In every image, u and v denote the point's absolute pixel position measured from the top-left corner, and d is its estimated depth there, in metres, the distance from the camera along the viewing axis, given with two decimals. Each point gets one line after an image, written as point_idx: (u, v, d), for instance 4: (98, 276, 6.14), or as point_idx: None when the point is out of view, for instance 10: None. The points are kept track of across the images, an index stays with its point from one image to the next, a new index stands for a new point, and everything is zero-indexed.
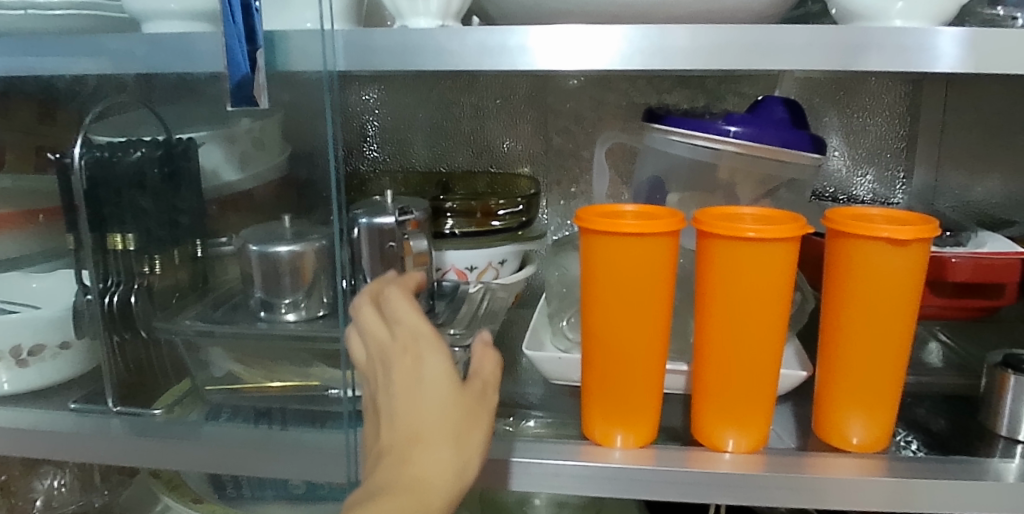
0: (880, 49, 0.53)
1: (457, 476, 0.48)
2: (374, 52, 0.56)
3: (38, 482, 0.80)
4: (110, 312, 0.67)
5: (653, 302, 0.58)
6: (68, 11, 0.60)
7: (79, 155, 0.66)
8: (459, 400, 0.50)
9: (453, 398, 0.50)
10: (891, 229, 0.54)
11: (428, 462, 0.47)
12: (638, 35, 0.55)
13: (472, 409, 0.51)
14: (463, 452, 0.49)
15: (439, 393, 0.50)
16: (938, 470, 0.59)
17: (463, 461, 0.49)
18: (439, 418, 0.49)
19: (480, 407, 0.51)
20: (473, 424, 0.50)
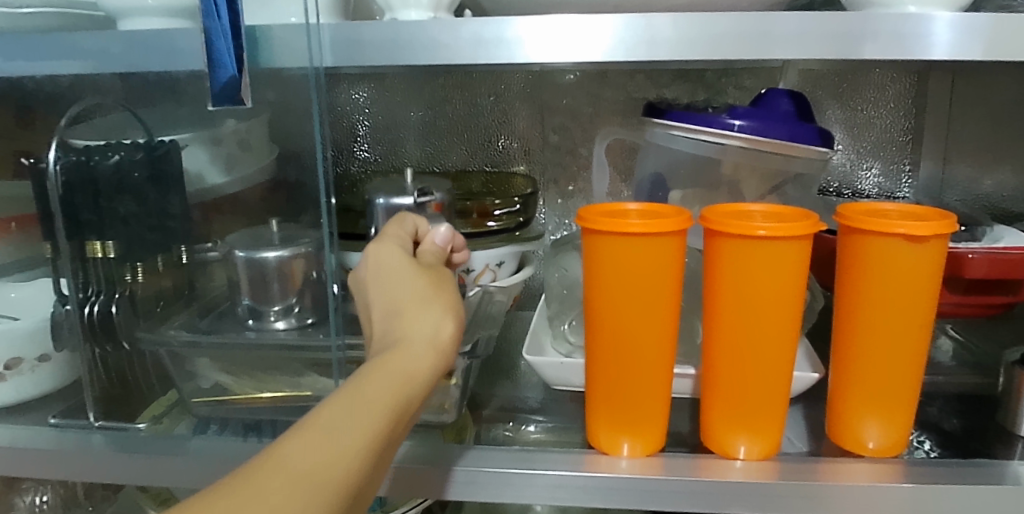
0: (894, 39, 0.51)
1: (448, 327, 0.49)
2: (363, 47, 0.54)
3: (20, 499, 0.77)
4: (89, 324, 0.64)
5: (660, 305, 0.55)
6: (42, 9, 0.57)
7: (54, 159, 0.63)
8: (424, 273, 0.53)
9: (420, 274, 0.53)
10: (908, 225, 0.52)
11: (412, 323, 0.49)
12: (641, 27, 0.52)
13: (442, 278, 0.53)
14: (447, 306, 0.51)
15: (406, 272, 0.53)
16: (959, 474, 0.57)
17: (447, 313, 0.50)
18: (409, 292, 0.51)
19: (446, 278, 0.54)
20: (444, 286, 0.53)
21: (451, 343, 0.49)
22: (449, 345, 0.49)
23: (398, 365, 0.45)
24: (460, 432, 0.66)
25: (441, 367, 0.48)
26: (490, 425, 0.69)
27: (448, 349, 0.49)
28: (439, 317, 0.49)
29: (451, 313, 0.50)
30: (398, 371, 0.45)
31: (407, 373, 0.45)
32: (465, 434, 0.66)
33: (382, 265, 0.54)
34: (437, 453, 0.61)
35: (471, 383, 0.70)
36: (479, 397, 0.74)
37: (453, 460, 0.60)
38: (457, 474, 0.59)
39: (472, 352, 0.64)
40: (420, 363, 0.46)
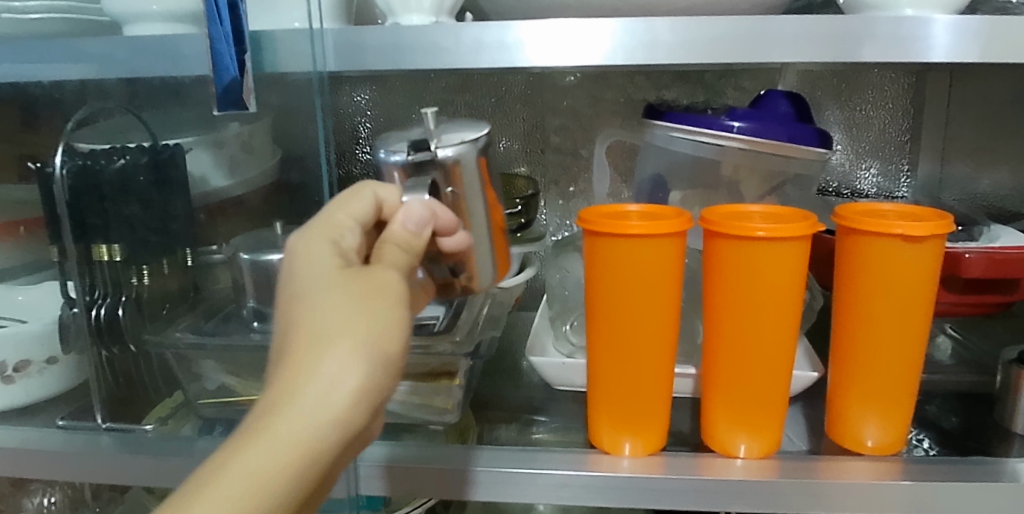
0: (891, 42, 0.51)
1: (374, 370, 0.38)
2: (366, 51, 0.54)
3: (28, 500, 0.78)
4: (96, 327, 0.65)
5: (661, 305, 0.56)
6: (46, 14, 0.58)
7: (61, 163, 0.63)
8: (353, 279, 0.40)
9: (351, 284, 0.40)
10: (905, 225, 0.52)
11: (320, 364, 0.37)
12: (640, 30, 0.53)
13: (386, 290, 0.40)
14: (357, 344, 0.38)
15: (331, 284, 0.40)
16: (956, 472, 0.58)
17: (357, 357, 0.38)
18: (324, 316, 0.39)
19: (387, 291, 0.40)
20: (374, 302, 0.39)
21: (375, 392, 0.39)
22: (373, 394, 0.38)
23: (274, 440, 0.35)
24: (463, 432, 0.67)
25: (353, 426, 0.38)
26: (492, 424, 0.69)
27: (348, 412, 0.37)
28: (353, 359, 0.38)
29: (362, 354, 0.38)
30: (280, 428, 0.36)
31: (291, 434, 0.36)
32: (468, 435, 0.67)
33: (317, 257, 0.42)
34: (441, 453, 0.62)
35: (473, 383, 0.71)
36: (482, 397, 0.75)
37: (457, 460, 0.60)
38: (460, 474, 0.59)
39: (475, 352, 0.65)
40: (316, 418, 0.36)
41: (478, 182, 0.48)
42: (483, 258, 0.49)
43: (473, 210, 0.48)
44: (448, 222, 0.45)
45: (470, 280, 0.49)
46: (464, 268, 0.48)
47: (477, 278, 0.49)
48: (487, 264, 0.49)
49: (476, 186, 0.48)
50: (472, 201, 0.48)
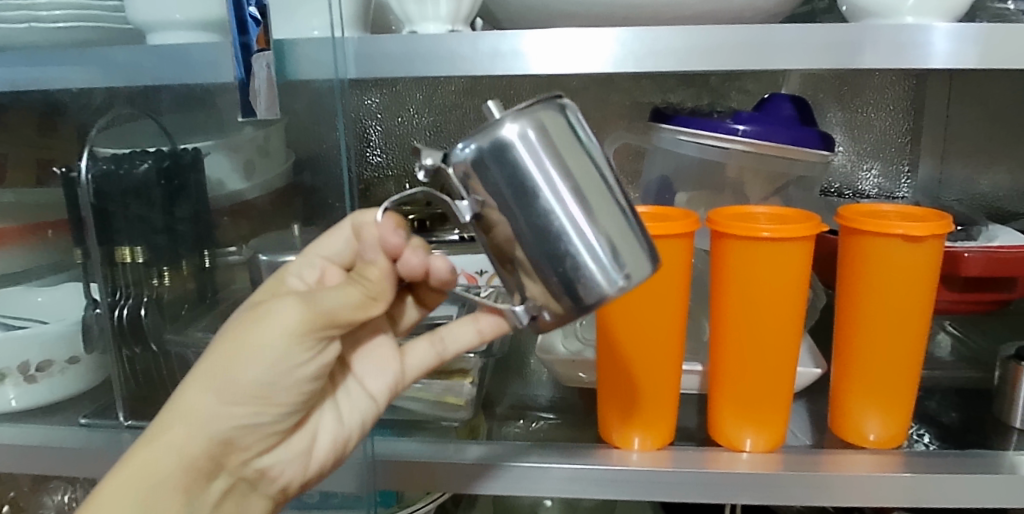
0: (892, 49, 0.53)
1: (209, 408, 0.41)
2: (383, 60, 0.56)
3: (49, 498, 0.80)
4: (118, 326, 0.67)
5: (669, 303, 0.58)
6: (70, 23, 0.59)
7: (85, 168, 0.65)
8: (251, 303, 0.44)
9: (243, 318, 0.42)
10: (906, 226, 0.54)
11: (185, 398, 0.41)
12: (649, 38, 0.54)
13: (261, 329, 0.41)
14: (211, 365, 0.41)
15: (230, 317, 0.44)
16: (956, 464, 0.59)
17: (213, 378, 0.41)
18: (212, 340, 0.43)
19: (265, 328, 0.40)
20: (242, 323, 0.41)
21: (218, 426, 0.41)
22: (208, 430, 0.41)
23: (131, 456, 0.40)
24: (473, 429, 0.68)
25: (193, 457, 0.41)
26: (502, 421, 0.71)
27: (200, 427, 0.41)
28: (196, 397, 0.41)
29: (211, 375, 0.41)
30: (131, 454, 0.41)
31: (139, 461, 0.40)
32: (478, 432, 0.68)
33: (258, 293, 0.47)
34: (455, 449, 0.63)
35: (484, 380, 0.72)
36: (492, 394, 0.77)
37: (471, 455, 0.62)
38: (474, 468, 0.61)
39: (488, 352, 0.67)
40: (159, 451, 0.40)
41: (581, 143, 0.39)
42: (625, 247, 0.39)
43: (578, 172, 0.38)
44: (395, 243, 0.42)
45: (599, 277, 0.38)
46: (589, 257, 0.38)
47: (606, 270, 0.38)
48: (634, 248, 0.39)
49: (580, 144, 0.39)
50: (575, 170, 0.38)
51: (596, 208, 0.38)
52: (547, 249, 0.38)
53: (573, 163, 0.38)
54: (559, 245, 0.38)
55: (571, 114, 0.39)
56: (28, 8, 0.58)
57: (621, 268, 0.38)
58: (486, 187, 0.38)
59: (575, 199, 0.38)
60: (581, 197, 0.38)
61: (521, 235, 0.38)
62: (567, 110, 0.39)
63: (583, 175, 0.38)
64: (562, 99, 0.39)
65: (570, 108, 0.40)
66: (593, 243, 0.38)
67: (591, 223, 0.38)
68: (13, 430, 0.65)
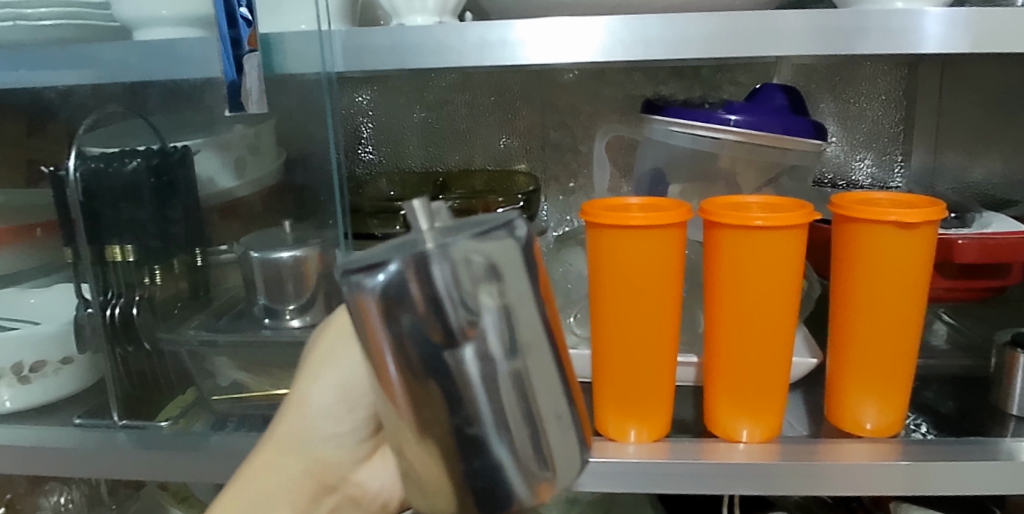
0: (882, 33, 0.53)
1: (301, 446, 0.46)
2: (372, 52, 0.55)
3: (44, 500, 0.78)
4: (111, 326, 0.64)
5: (663, 295, 0.57)
6: (57, 21, 0.58)
7: (73, 167, 0.62)
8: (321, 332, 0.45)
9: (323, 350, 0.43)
10: (899, 213, 0.54)
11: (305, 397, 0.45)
12: (638, 27, 0.54)
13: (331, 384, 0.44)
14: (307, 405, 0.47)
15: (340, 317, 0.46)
16: (952, 452, 0.59)
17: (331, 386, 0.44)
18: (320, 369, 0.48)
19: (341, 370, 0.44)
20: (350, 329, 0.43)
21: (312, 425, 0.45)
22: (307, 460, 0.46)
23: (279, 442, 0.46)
24: None
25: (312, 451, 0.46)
26: None
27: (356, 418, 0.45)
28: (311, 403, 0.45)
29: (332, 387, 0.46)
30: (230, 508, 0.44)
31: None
32: None
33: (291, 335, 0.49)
34: None
35: None
36: None
37: None
38: None
39: None
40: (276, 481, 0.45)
41: (529, 279, 0.32)
42: (554, 425, 0.33)
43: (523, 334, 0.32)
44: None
45: (520, 482, 0.33)
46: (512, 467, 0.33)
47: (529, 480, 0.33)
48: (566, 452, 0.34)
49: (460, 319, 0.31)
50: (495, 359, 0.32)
51: (531, 370, 0.32)
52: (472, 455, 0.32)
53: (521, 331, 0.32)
54: (483, 454, 0.32)
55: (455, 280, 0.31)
56: (13, 6, 0.57)
57: (546, 459, 0.33)
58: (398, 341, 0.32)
59: (475, 392, 0.32)
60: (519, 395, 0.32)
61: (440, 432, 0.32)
62: (428, 274, 0.30)
63: (527, 329, 0.32)
64: (427, 250, 0.31)
65: (466, 256, 0.31)
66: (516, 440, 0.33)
67: (521, 409, 0.32)
68: (6, 431, 0.65)
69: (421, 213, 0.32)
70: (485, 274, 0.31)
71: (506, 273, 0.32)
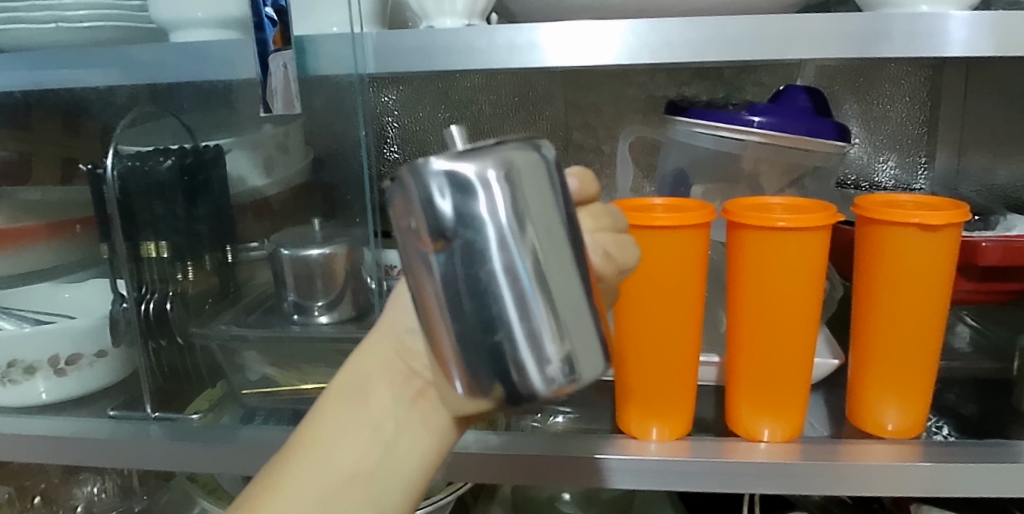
0: (908, 37, 0.53)
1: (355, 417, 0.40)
2: (402, 54, 0.56)
3: (78, 489, 0.81)
4: (145, 320, 0.66)
5: (686, 295, 0.58)
6: (96, 22, 0.60)
7: (112, 165, 0.64)
8: None
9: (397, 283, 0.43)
10: (922, 215, 0.54)
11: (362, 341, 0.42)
12: (664, 30, 0.55)
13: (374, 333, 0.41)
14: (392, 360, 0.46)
15: None
16: (974, 454, 0.59)
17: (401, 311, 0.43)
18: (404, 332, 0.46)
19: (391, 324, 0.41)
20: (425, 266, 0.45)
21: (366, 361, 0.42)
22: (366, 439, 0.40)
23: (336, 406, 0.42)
24: (491, 421, 0.68)
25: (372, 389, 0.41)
26: (519, 414, 0.71)
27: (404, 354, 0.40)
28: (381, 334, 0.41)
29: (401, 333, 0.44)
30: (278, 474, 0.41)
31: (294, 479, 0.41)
32: (496, 424, 0.68)
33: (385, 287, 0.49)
34: (474, 439, 0.64)
35: None
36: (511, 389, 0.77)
37: (491, 445, 0.63)
38: (495, 458, 0.62)
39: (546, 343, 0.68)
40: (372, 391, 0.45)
41: (552, 191, 0.34)
42: (575, 327, 0.34)
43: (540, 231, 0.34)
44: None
45: (539, 376, 0.33)
46: (534, 364, 0.33)
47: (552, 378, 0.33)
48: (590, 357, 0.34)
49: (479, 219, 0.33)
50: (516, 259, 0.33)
51: (549, 271, 0.34)
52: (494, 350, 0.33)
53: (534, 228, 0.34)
54: (506, 354, 0.33)
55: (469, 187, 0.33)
56: (54, 8, 0.59)
57: (568, 361, 0.34)
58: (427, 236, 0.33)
59: (496, 288, 0.33)
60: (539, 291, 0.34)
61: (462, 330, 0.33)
62: (425, 178, 0.32)
63: (545, 233, 0.34)
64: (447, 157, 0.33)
65: (481, 169, 0.33)
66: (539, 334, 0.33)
67: (544, 305, 0.34)
68: (43, 421, 0.67)
69: (458, 137, 0.36)
70: (501, 178, 0.33)
71: (523, 179, 0.33)
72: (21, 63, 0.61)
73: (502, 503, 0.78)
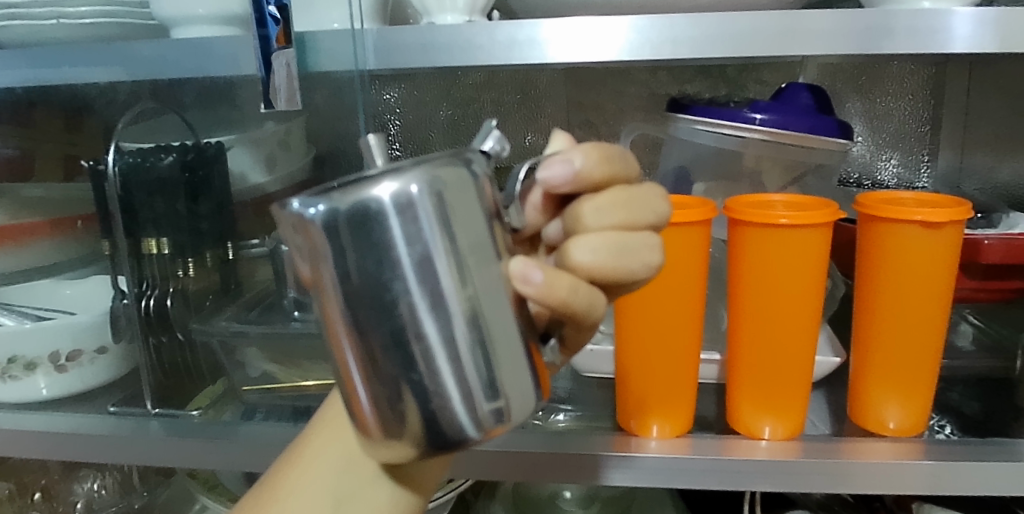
0: (911, 33, 0.53)
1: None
2: (402, 50, 0.56)
3: (78, 486, 0.81)
4: (146, 317, 0.66)
5: (688, 292, 0.58)
6: (98, 19, 0.60)
7: (113, 162, 0.63)
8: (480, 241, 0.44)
9: None
10: (925, 212, 0.54)
11: None
12: (666, 26, 0.54)
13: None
14: None
15: None
16: (976, 452, 0.59)
17: None
18: None
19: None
20: None
21: None
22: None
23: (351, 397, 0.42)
24: None
25: None
26: None
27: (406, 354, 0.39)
28: None
29: None
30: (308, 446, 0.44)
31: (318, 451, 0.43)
32: None
33: None
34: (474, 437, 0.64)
35: None
36: None
37: (490, 442, 0.63)
38: (495, 455, 0.62)
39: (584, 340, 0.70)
40: None
41: (482, 206, 0.33)
42: (504, 355, 0.34)
43: (467, 248, 0.33)
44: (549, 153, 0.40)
45: (464, 412, 0.34)
46: (458, 400, 0.34)
47: (477, 416, 0.34)
48: (523, 388, 0.35)
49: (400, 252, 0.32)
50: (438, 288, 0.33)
51: (482, 298, 0.33)
52: (416, 395, 0.34)
53: (463, 246, 0.33)
54: (431, 394, 0.34)
55: (391, 213, 0.32)
56: (57, 4, 0.59)
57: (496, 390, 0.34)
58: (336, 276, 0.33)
59: (421, 325, 0.33)
60: (467, 324, 0.33)
61: (381, 366, 0.34)
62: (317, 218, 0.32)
63: (473, 253, 0.33)
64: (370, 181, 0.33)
65: (396, 191, 0.32)
66: (466, 374, 0.34)
67: (472, 333, 0.34)
68: (44, 418, 0.67)
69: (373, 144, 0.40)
70: (420, 201, 0.32)
71: (449, 195, 0.32)
72: (25, 59, 0.61)
73: (502, 501, 0.78)
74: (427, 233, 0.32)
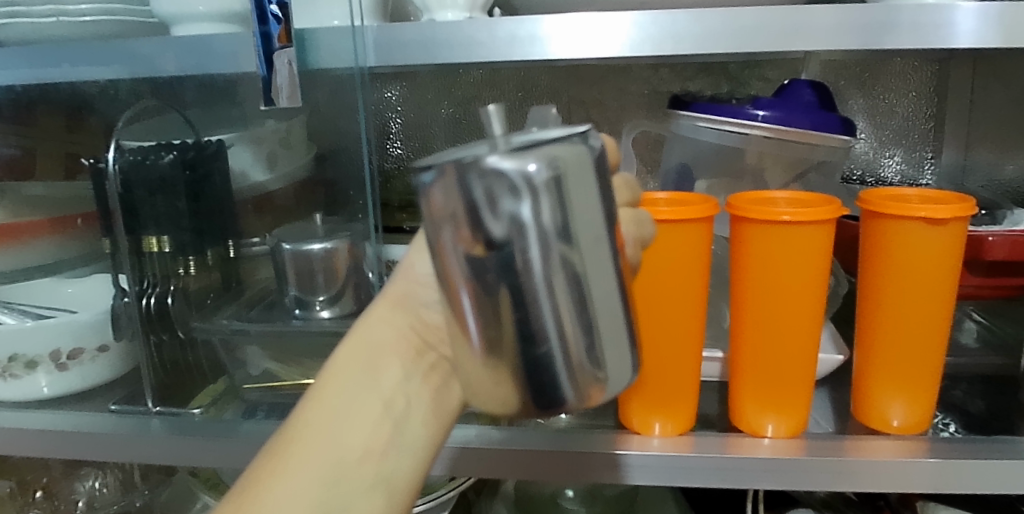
0: (914, 28, 0.52)
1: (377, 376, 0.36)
2: (401, 47, 0.56)
3: (80, 484, 0.81)
4: (146, 315, 0.65)
5: (689, 290, 0.58)
6: (99, 17, 0.59)
7: (113, 160, 0.63)
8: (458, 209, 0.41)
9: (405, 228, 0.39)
10: (926, 209, 0.54)
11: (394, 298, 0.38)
12: (667, 21, 0.54)
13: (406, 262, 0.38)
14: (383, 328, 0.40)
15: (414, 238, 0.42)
16: (980, 450, 0.58)
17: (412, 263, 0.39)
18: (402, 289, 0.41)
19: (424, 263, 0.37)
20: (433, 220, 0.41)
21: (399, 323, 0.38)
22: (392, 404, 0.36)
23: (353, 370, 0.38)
24: None
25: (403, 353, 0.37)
26: None
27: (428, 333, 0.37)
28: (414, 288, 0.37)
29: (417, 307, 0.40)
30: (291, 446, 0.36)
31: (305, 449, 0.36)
32: None
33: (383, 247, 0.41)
34: (476, 434, 0.64)
35: None
36: None
37: (492, 440, 0.62)
38: (497, 453, 0.61)
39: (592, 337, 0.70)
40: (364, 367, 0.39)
41: (597, 186, 0.31)
42: (608, 326, 0.32)
43: (580, 228, 0.31)
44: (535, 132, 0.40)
45: (569, 380, 0.32)
46: (568, 368, 0.32)
47: (578, 385, 0.32)
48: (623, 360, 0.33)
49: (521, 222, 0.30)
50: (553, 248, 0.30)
51: (588, 274, 0.32)
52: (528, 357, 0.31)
53: (582, 219, 0.31)
54: (539, 360, 0.31)
55: (540, 191, 0.29)
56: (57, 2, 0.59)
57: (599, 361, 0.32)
58: (464, 231, 0.30)
59: (535, 296, 0.31)
60: (581, 297, 0.31)
61: (494, 326, 0.31)
62: (468, 178, 0.29)
63: (585, 227, 0.31)
64: (485, 157, 0.29)
65: (530, 168, 0.29)
66: (574, 344, 0.32)
67: (579, 306, 0.32)
68: (45, 417, 0.67)
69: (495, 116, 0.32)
70: (548, 182, 0.29)
71: (571, 180, 0.30)
72: (26, 58, 0.61)
73: (505, 500, 0.78)
74: (550, 216, 0.30)
